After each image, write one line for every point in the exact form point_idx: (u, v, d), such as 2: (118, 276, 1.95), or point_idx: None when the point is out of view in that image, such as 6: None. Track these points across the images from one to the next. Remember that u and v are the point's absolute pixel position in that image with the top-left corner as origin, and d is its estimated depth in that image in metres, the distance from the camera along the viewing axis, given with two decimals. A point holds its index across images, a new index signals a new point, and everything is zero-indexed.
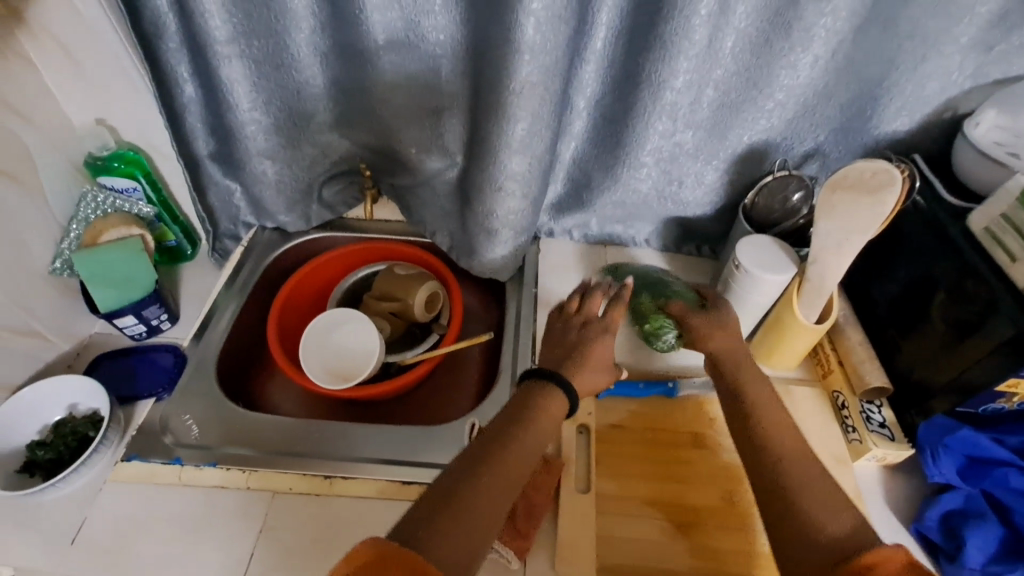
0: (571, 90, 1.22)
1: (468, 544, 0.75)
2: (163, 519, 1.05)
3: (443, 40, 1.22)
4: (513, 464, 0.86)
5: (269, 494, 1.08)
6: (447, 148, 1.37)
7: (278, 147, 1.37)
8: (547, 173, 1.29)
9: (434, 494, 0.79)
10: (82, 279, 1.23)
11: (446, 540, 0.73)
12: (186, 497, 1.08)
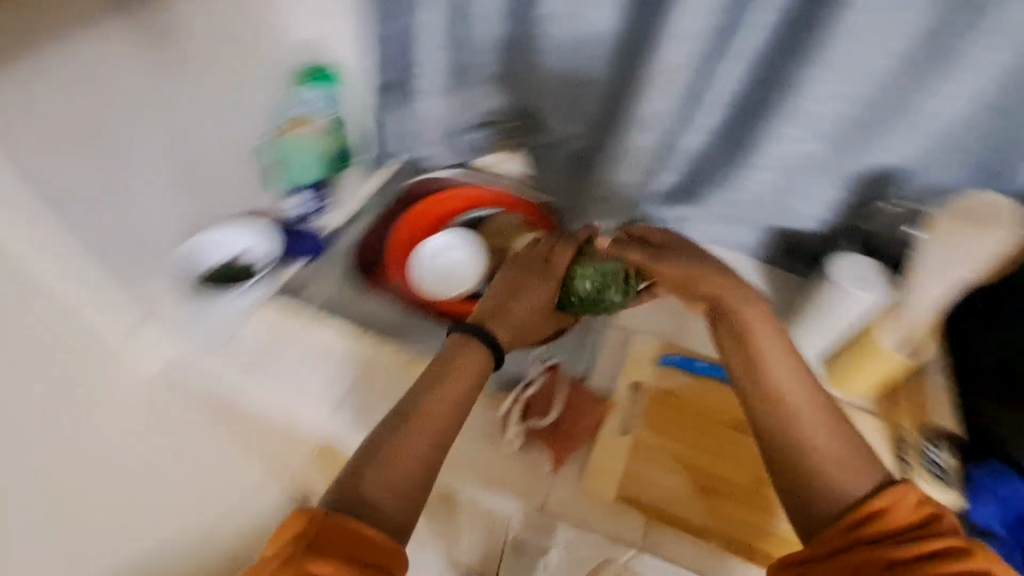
0: (707, 86, 1.29)
1: (399, 484, 0.88)
2: (293, 350, 1.35)
3: (601, 23, 1.33)
4: (444, 417, 0.94)
5: (373, 358, 1.34)
6: (581, 117, 1.52)
7: (444, 88, 1.61)
8: (666, 154, 1.43)
9: (367, 447, 0.90)
10: (274, 160, 1.50)
11: (376, 492, 0.86)
12: (311, 340, 1.37)
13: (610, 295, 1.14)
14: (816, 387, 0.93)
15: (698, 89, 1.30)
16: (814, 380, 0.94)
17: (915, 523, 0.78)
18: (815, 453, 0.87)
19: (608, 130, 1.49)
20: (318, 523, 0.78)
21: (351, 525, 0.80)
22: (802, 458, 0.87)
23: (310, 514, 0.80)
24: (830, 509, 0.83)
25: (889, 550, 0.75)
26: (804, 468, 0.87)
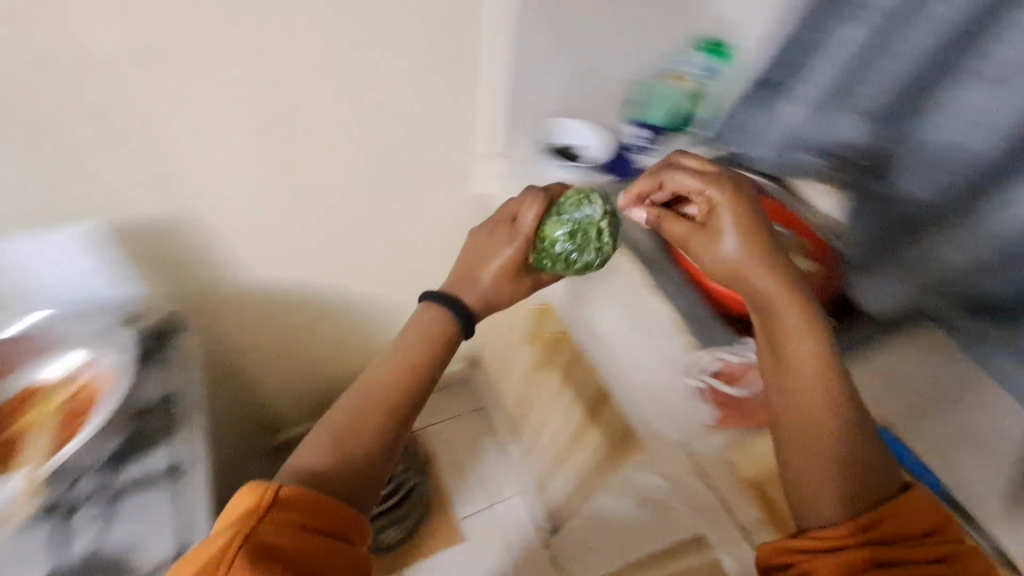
0: (949, 92, 1.12)
1: (361, 424, 0.84)
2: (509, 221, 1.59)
3: (947, 28, 1.08)
4: (409, 370, 0.90)
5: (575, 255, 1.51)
6: (848, 129, 1.33)
7: (815, 105, 1.35)
8: (872, 168, 1.31)
9: (345, 402, 0.86)
10: (638, 90, 1.55)
11: (341, 424, 0.84)
12: None
13: (567, 242, 1.00)
14: (845, 398, 0.90)
15: (935, 87, 1.14)
16: (848, 387, 0.91)
17: (919, 531, 0.81)
18: (830, 439, 0.88)
19: (871, 148, 1.30)
20: (291, 519, 0.69)
21: (327, 514, 0.73)
22: (815, 444, 0.88)
23: (296, 490, 0.72)
24: (841, 501, 0.85)
25: (903, 551, 0.78)
26: (819, 461, 0.87)
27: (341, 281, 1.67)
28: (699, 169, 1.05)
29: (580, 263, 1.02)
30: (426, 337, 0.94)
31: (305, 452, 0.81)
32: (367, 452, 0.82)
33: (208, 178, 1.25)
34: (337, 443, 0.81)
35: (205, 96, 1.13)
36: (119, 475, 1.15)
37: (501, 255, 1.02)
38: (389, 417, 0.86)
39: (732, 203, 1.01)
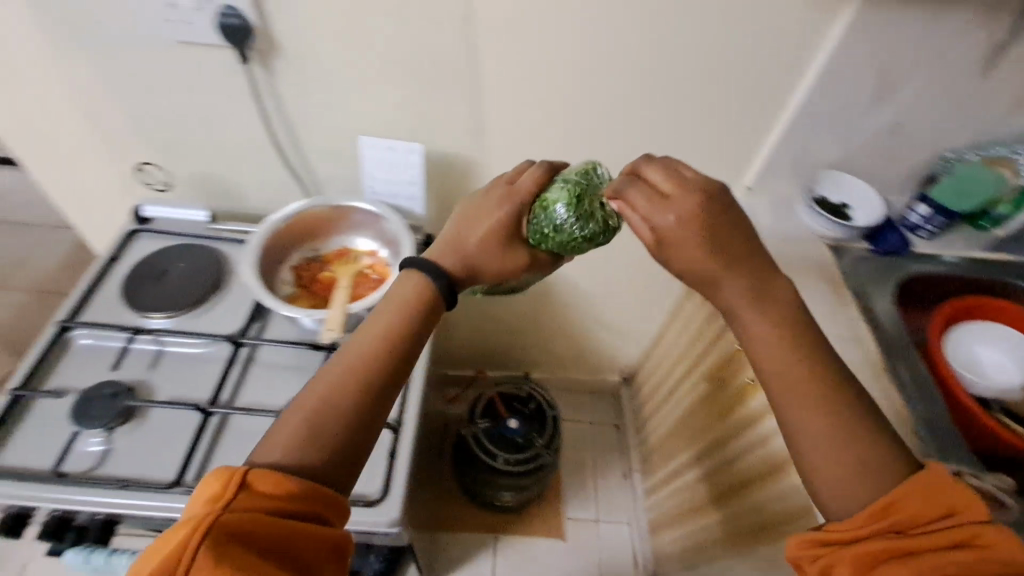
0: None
1: (337, 392, 0.75)
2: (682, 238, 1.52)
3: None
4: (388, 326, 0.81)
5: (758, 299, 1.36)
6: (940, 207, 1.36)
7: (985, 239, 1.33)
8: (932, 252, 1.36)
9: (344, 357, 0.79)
10: (947, 177, 1.33)
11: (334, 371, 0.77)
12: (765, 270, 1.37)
13: (562, 209, 0.87)
14: (827, 362, 0.79)
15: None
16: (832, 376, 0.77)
17: (946, 513, 0.65)
18: (821, 416, 0.74)
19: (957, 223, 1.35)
20: (255, 503, 0.63)
21: (311, 498, 0.66)
22: (807, 420, 0.75)
23: (259, 473, 0.65)
24: (854, 484, 0.70)
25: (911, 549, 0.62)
26: (813, 432, 0.74)
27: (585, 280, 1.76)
28: (661, 186, 0.81)
29: (578, 240, 0.89)
30: (411, 302, 0.84)
31: (276, 431, 0.71)
32: (333, 425, 0.72)
33: (514, 118, 1.31)
34: (313, 433, 0.71)
35: (405, 87, 1.25)
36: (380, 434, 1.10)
37: (489, 221, 0.90)
38: (349, 400, 0.75)
39: (684, 199, 0.79)
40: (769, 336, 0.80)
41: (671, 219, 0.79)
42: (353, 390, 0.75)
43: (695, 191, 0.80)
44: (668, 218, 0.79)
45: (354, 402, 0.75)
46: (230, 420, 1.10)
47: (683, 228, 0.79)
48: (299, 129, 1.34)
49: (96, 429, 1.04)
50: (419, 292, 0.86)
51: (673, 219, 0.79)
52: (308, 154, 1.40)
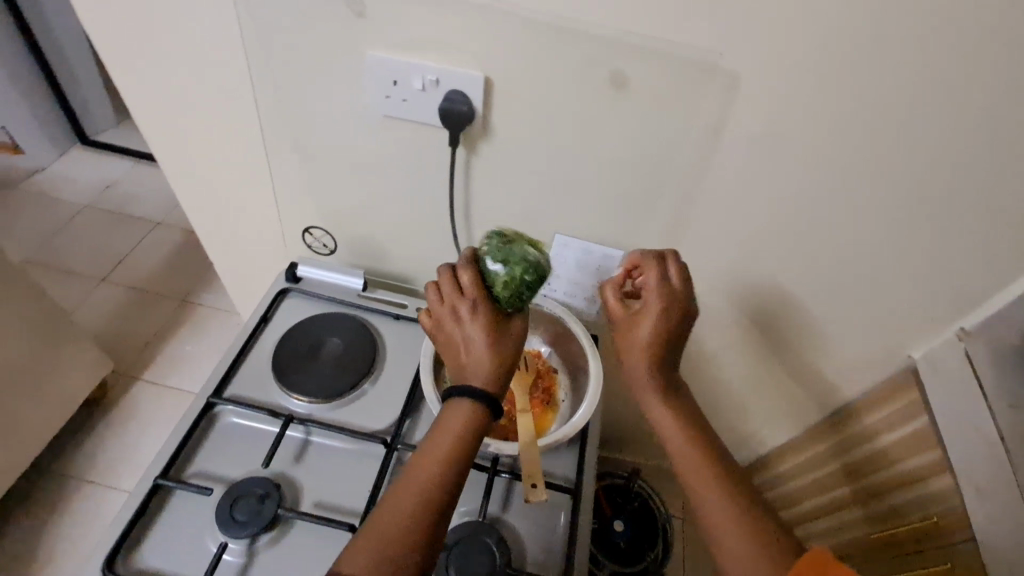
0: None
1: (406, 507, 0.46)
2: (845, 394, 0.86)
3: None
4: (444, 447, 0.49)
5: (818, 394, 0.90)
6: None
7: None
8: None
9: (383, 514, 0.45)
10: None
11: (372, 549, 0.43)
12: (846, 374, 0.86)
13: (498, 265, 0.54)
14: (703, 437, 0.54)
15: None
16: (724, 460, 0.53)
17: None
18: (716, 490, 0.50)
19: None
20: None
21: None
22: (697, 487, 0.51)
23: None
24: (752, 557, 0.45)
25: None
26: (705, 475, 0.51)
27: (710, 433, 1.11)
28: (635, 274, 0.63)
29: (526, 286, 0.54)
30: (455, 434, 0.49)
31: (354, 544, 0.44)
32: (429, 505, 0.46)
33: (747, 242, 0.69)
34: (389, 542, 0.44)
35: (614, 191, 0.65)
36: (364, 444, 0.65)
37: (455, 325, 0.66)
38: (453, 471, 0.48)
39: (480, 316, 0.53)
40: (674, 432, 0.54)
41: (519, 326, 0.55)
42: (425, 497, 0.46)
43: (478, 290, 0.54)
44: (486, 370, 0.51)
45: (448, 510, 0.47)
46: (308, 475, 0.62)
47: (506, 340, 0.53)
48: (471, 191, 0.68)
49: (239, 538, 0.56)
50: (465, 422, 0.50)
51: (518, 319, 0.56)
52: (476, 189, 0.68)
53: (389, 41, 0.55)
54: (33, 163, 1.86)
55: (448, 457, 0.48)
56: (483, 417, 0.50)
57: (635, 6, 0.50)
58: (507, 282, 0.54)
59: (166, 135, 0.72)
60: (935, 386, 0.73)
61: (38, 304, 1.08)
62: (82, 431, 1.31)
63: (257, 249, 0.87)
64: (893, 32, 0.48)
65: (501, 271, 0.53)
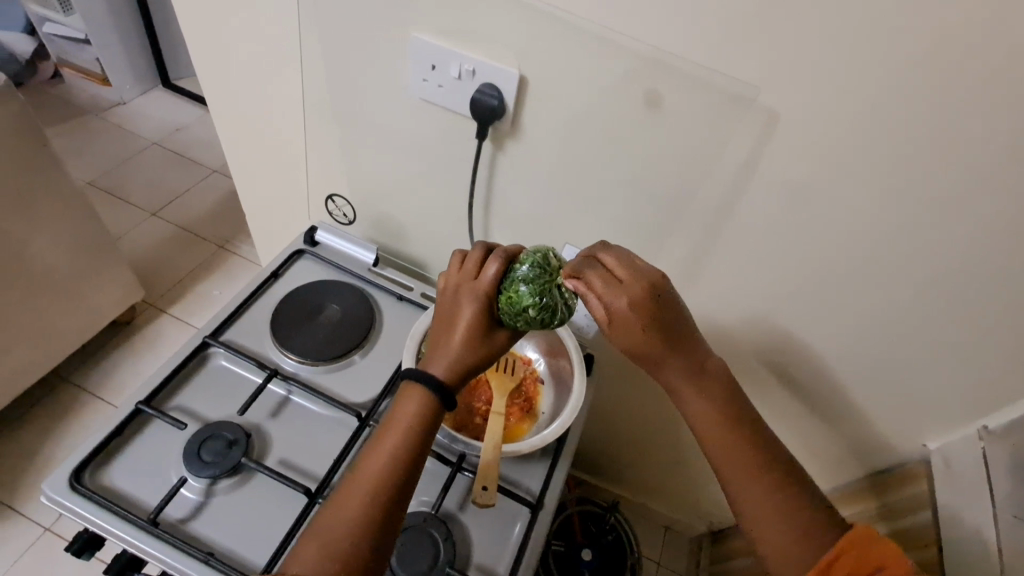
0: None
1: (355, 494, 0.47)
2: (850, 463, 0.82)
3: None
4: (395, 435, 0.49)
5: (819, 462, 0.86)
6: None
7: None
8: None
9: (333, 502, 0.47)
10: None
11: (322, 536, 0.45)
12: (852, 448, 0.81)
13: (523, 281, 0.52)
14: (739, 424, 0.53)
15: None
16: (765, 439, 0.54)
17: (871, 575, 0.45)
18: (759, 480, 0.51)
19: None
20: None
21: None
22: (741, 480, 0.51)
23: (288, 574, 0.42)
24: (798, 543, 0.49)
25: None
26: (742, 468, 0.52)
27: (702, 480, 1.07)
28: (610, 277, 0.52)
29: (526, 317, 0.52)
30: (408, 421, 0.50)
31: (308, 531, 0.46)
32: (375, 503, 0.47)
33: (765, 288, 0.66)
34: (338, 528, 0.45)
35: (635, 211, 0.64)
36: (340, 413, 0.66)
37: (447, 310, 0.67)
38: (407, 455, 0.49)
39: (479, 315, 0.52)
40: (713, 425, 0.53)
41: (500, 342, 0.54)
42: (376, 482, 0.47)
43: (492, 287, 0.53)
44: (446, 356, 0.52)
45: (395, 505, 0.48)
46: (280, 431, 0.64)
47: (479, 346, 0.53)
48: (494, 187, 0.68)
49: (197, 477, 0.57)
50: (416, 412, 0.50)
51: (505, 333, 0.55)
52: (498, 185, 0.68)
53: (433, 26, 0.56)
54: (116, 97, 1.99)
55: (396, 455, 0.49)
56: (435, 409, 0.51)
57: (677, 29, 0.49)
58: (517, 304, 0.52)
59: (218, 85, 0.75)
60: (942, 480, 0.69)
61: (89, 224, 1.16)
62: (107, 351, 1.38)
63: (287, 208, 0.89)
64: (947, 96, 0.45)
65: (524, 288, 0.51)
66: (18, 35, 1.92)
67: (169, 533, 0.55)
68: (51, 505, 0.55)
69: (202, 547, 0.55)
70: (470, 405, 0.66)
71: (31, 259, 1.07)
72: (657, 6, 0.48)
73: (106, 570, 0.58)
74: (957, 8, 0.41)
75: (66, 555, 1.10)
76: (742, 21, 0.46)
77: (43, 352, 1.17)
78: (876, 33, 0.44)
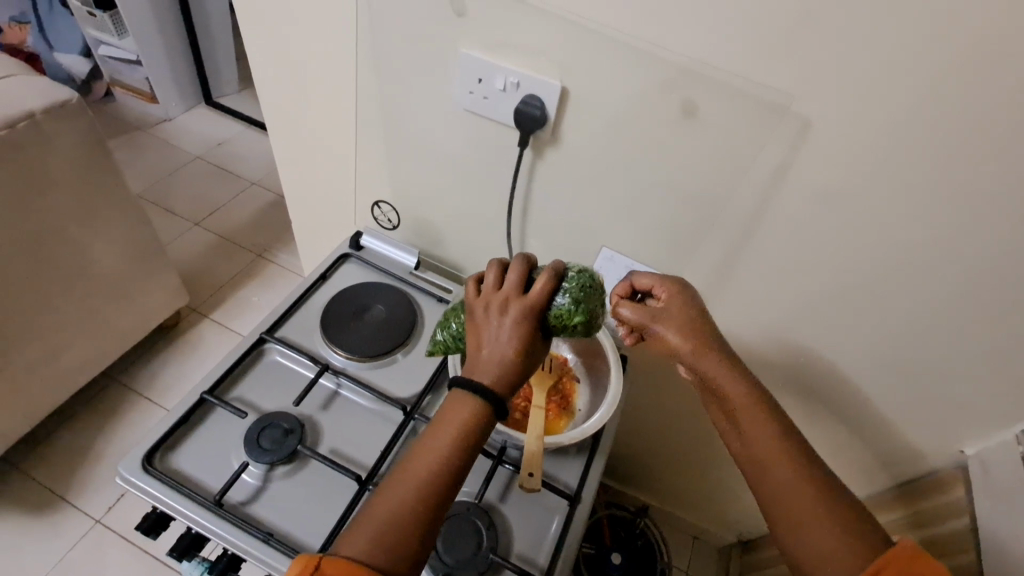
0: None
1: (404, 486, 0.50)
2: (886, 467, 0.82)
3: None
4: (442, 432, 0.52)
5: (854, 468, 0.86)
6: None
7: None
8: None
9: (383, 492, 0.50)
10: None
11: (372, 523, 0.48)
12: (887, 455, 0.81)
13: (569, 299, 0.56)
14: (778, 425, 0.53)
15: None
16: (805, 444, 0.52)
17: None
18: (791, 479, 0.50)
19: None
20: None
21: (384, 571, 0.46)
22: (764, 474, 0.51)
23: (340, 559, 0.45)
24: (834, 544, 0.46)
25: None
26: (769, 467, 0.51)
27: (733, 486, 1.07)
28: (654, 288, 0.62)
29: (573, 326, 0.57)
30: (457, 420, 0.52)
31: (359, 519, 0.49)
32: (428, 496, 0.49)
33: (796, 291, 0.68)
34: (388, 518, 0.48)
35: (670, 216, 0.66)
36: (385, 407, 0.69)
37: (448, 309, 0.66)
38: (455, 453, 0.52)
39: (526, 325, 0.54)
40: (738, 419, 0.54)
41: (542, 353, 0.56)
42: (425, 476, 0.50)
43: (537, 301, 0.55)
44: (501, 368, 0.53)
45: (445, 498, 0.51)
46: (331, 422, 0.67)
47: (530, 357, 0.54)
48: (532, 192, 0.72)
49: (257, 463, 0.61)
50: (465, 410, 0.53)
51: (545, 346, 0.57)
52: (537, 192, 0.71)
53: (481, 42, 0.60)
54: (163, 114, 2.11)
55: (445, 452, 0.51)
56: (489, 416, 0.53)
57: (714, 42, 0.52)
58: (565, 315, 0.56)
59: (275, 99, 0.80)
60: (980, 487, 0.69)
61: (144, 230, 1.23)
62: (153, 354, 1.45)
63: (332, 215, 0.95)
64: (981, 101, 0.47)
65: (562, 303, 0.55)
66: (76, 57, 2.05)
67: (232, 513, 0.58)
68: (125, 485, 0.59)
69: (261, 527, 0.58)
70: (510, 401, 0.69)
71: (92, 262, 1.14)
72: (695, 19, 0.51)
73: (170, 550, 0.62)
74: (985, 21, 0.43)
75: (115, 547, 1.15)
76: (777, 34, 0.49)
77: (98, 351, 1.23)
78: (911, 42, 0.46)
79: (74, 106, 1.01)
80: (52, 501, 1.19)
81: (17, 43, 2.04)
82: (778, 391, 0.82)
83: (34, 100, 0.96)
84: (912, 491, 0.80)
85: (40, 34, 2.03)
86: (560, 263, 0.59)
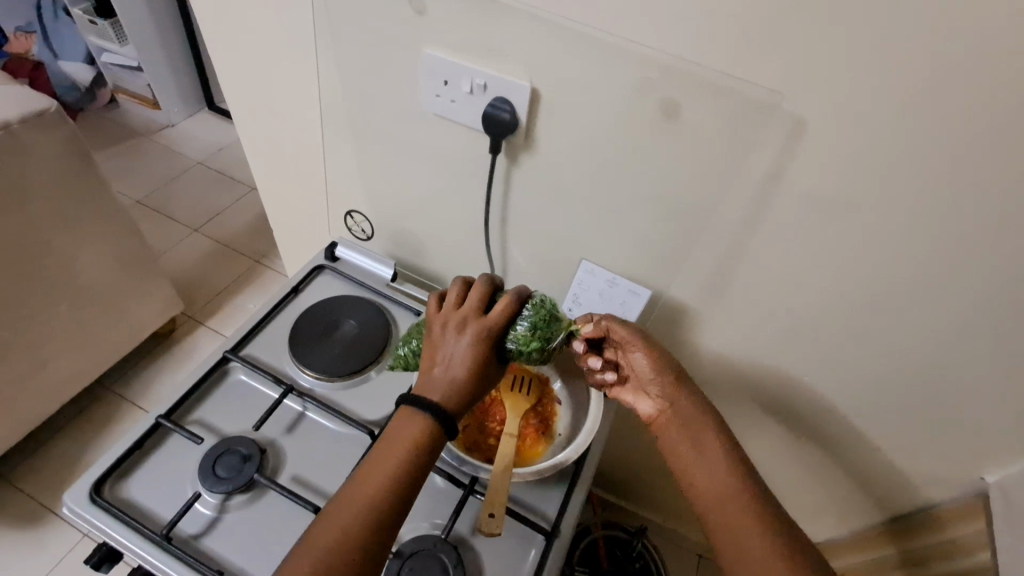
0: None
1: (357, 499, 0.46)
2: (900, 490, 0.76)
3: None
4: (402, 442, 0.49)
5: (867, 492, 0.79)
6: None
7: None
8: None
9: (335, 505, 0.46)
10: None
11: (321, 541, 0.44)
12: (900, 479, 0.74)
13: (529, 321, 0.53)
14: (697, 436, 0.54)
15: None
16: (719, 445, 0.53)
17: None
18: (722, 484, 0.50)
19: None
20: None
21: None
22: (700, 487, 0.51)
23: None
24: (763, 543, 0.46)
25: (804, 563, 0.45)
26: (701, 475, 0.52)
27: None
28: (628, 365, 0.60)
29: (527, 355, 0.54)
30: (410, 437, 0.49)
31: (303, 541, 0.45)
32: (368, 524, 0.45)
33: (796, 306, 0.62)
34: (332, 539, 0.44)
35: (655, 225, 0.61)
36: (352, 430, 0.65)
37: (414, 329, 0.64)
38: (415, 467, 0.48)
39: (480, 349, 0.51)
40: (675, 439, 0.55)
41: (495, 376, 0.54)
42: (381, 491, 0.47)
43: (495, 323, 0.52)
44: (448, 390, 0.50)
45: (393, 527, 0.46)
46: (295, 448, 0.63)
47: (481, 381, 0.52)
48: (509, 200, 0.67)
49: (212, 492, 0.58)
50: (420, 432, 0.49)
51: (500, 368, 0.54)
52: (513, 199, 0.67)
53: (445, 42, 0.56)
54: (166, 120, 2.10)
55: (401, 466, 0.48)
56: (436, 435, 0.49)
57: (690, 39, 0.47)
58: (526, 339, 0.53)
59: (244, 107, 0.77)
60: (1002, 519, 0.63)
61: (133, 238, 1.21)
62: (148, 363, 1.44)
63: (312, 223, 0.91)
64: (993, 98, 0.41)
65: (524, 329, 0.53)
66: (79, 65, 2.05)
67: (180, 549, 0.55)
68: (73, 518, 0.56)
69: (212, 565, 0.54)
70: (484, 426, 0.65)
71: (78, 273, 1.12)
72: (669, 12, 0.46)
73: None
74: (991, 8, 0.38)
75: None
76: (759, 28, 0.44)
77: (86, 363, 1.22)
78: (908, 35, 0.41)
79: (52, 115, 0.99)
80: (40, 512, 1.18)
81: (22, 53, 2.05)
82: (784, 410, 0.76)
83: (13, 111, 0.94)
84: (929, 518, 0.74)
85: (44, 43, 2.03)
86: (524, 287, 0.56)
